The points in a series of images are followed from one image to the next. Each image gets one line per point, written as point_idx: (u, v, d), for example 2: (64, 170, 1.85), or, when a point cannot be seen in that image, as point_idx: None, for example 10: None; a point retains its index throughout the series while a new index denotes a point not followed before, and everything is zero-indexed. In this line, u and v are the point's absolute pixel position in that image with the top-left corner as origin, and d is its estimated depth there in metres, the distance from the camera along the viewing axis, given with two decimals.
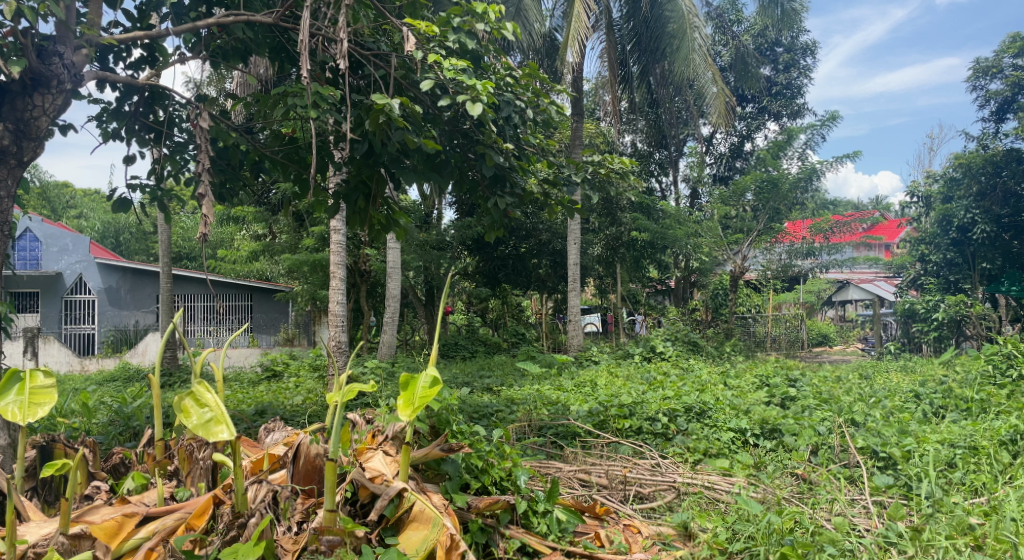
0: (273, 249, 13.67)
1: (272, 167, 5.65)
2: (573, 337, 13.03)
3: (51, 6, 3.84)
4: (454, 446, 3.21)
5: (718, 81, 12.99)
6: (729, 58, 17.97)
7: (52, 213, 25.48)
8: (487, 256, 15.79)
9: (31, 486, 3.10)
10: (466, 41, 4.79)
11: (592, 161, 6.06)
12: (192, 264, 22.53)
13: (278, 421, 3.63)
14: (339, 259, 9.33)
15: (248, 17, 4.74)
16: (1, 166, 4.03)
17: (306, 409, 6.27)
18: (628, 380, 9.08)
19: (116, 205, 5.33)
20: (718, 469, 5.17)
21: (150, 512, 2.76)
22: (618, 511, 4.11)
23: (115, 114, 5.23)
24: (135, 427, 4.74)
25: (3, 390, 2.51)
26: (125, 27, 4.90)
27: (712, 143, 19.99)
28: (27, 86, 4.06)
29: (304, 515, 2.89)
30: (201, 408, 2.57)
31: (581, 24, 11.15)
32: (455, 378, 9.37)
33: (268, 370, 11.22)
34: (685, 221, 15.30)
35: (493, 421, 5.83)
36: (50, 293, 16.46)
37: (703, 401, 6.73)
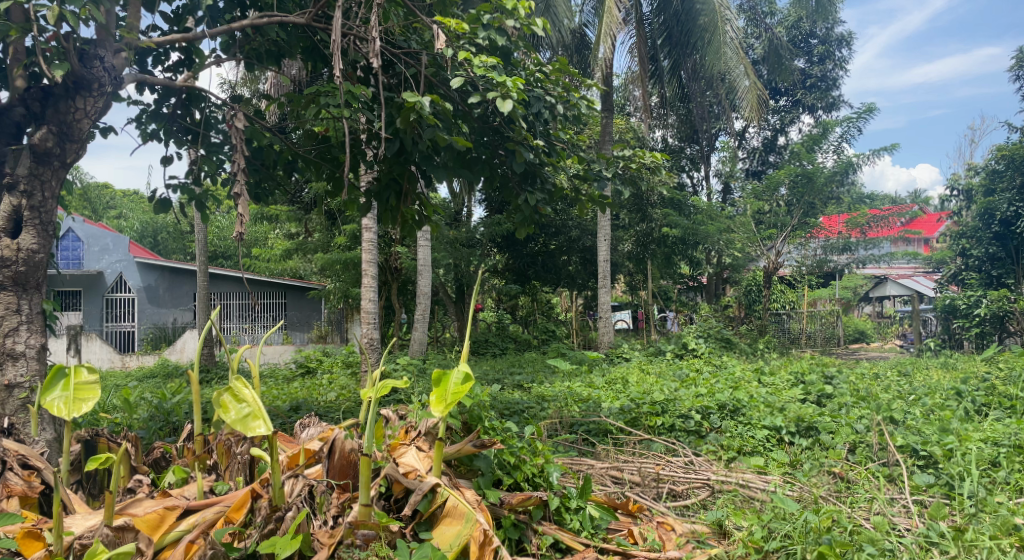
0: (306, 248, 13.85)
1: (306, 167, 5.73)
2: (604, 333, 12.98)
3: (92, 10, 3.92)
4: (486, 441, 3.22)
5: (751, 75, 12.84)
6: (762, 51, 17.75)
7: (93, 213, 26.20)
8: (518, 254, 15.81)
9: (76, 479, 3.20)
10: (496, 38, 4.81)
11: (624, 156, 6.02)
12: (227, 263, 22.94)
13: (314, 416, 3.66)
14: (371, 257, 9.43)
15: (282, 18, 4.80)
16: (46, 167, 4.13)
17: (340, 405, 6.35)
18: (660, 377, 9.02)
19: (156, 205, 5.45)
20: (753, 466, 5.12)
21: (190, 505, 2.82)
22: (651, 509, 4.10)
23: (154, 115, 5.34)
24: (175, 422, 4.91)
25: (49, 386, 2.58)
26: (163, 31, 5.00)
27: (745, 137, 19.77)
28: (69, 89, 4.17)
29: (339, 509, 2.92)
30: (238, 403, 2.62)
31: (613, 19, 11.12)
32: (486, 375, 9.41)
33: (302, 367, 11.35)
34: (717, 216, 15.18)
35: (524, 418, 5.84)
36: (91, 291, 16.71)
37: (736, 399, 6.67)
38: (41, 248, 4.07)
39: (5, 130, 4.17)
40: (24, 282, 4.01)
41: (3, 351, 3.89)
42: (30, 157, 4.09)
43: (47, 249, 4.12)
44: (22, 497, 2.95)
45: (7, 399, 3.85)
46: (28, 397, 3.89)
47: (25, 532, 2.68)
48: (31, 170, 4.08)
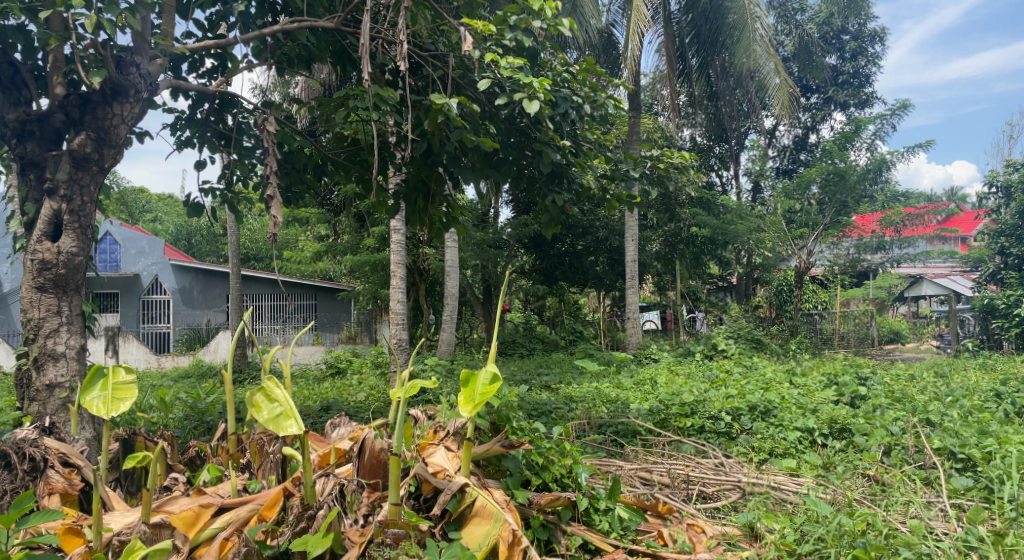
0: (335, 250, 14.01)
1: (335, 170, 5.80)
2: (632, 334, 12.90)
3: (128, 18, 4.00)
4: (514, 442, 3.23)
5: (782, 72, 12.69)
6: (792, 48, 17.53)
7: (130, 217, 26.83)
8: (545, 254, 15.81)
9: (114, 478, 3.28)
10: (522, 39, 4.81)
11: (652, 155, 5.97)
12: (259, 264, 23.28)
13: (344, 416, 3.70)
14: (399, 258, 9.50)
15: (312, 23, 4.86)
16: (84, 172, 4.23)
17: (370, 405, 6.41)
18: (689, 378, 8.95)
19: (190, 209, 5.56)
20: (786, 469, 5.06)
21: (225, 503, 2.86)
22: (681, 511, 4.06)
23: (188, 121, 5.44)
24: (208, 422, 4.98)
25: (89, 385, 2.64)
26: (197, 37, 5.09)
27: (776, 135, 19.53)
28: (107, 95, 4.26)
29: (370, 508, 2.95)
30: (271, 403, 2.66)
31: (641, 18, 11.07)
32: (514, 376, 9.41)
33: (332, 368, 11.47)
34: (747, 216, 14.98)
35: (551, 419, 5.84)
36: (128, 294, 17.11)
37: (768, 400, 6.59)
38: (80, 251, 4.17)
39: (45, 135, 4.29)
40: (64, 284, 4.11)
41: (45, 352, 4.02)
42: (70, 163, 4.19)
43: (86, 253, 4.23)
44: (63, 494, 3.03)
45: (49, 398, 4.00)
46: (69, 396, 4.02)
47: (66, 529, 2.75)
48: (71, 175, 4.19)
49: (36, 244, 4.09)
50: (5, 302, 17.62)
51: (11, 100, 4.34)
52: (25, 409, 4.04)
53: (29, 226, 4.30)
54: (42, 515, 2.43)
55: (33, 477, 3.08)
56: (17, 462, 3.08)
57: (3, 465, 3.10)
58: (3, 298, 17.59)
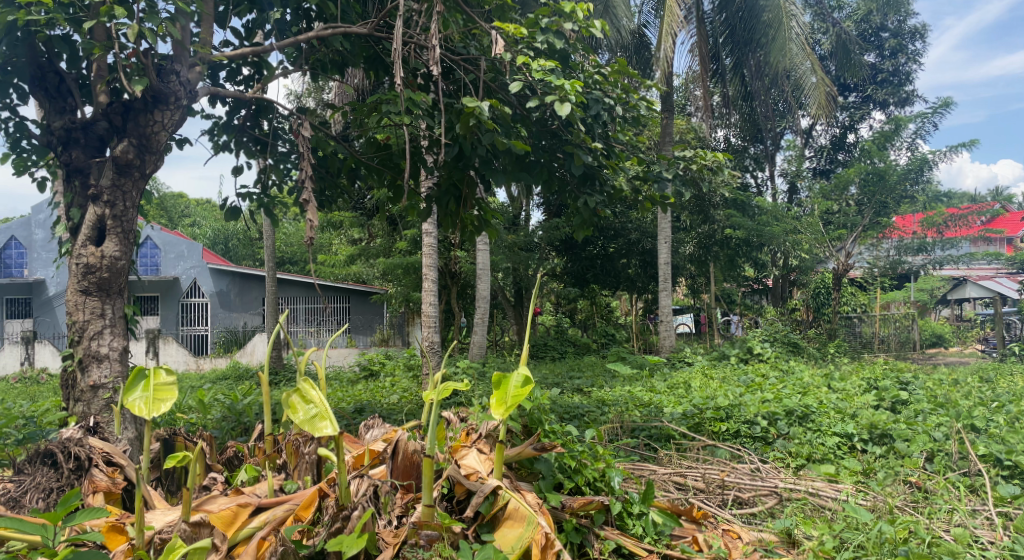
0: (369, 253, 14.16)
1: (368, 174, 5.85)
2: (665, 337, 12.78)
3: (168, 26, 4.09)
4: (546, 445, 3.23)
5: (818, 71, 12.53)
6: (829, 46, 17.25)
7: (170, 221, 27.45)
8: (576, 257, 15.78)
9: (155, 477, 3.36)
10: (554, 41, 4.81)
11: (685, 156, 5.91)
12: (294, 268, 23.61)
13: (378, 417, 3.73)
14: (431, 261, 9.54)
15: (346, 29, 4.92)
16: (127, 178, 4.33)
17: (402, 408, 6.46)
18: (724, 382, 8.84)
19: (228, 213, 5.67)
20: (823, 474, 4.97)
21: (262, 502, 2.90)
22: (716, 516, 4.01)
23: (226, 127, 5.54)
24: (246, 423, 5.07)
25: (131, 386, 2.66)
26: (235, 46, 5.18)
27: (812, 135, 19.23)
28: (148, 103, 4.36)
29: (403, 509, 2.97)
30: (307, 404, 2.69)
31: (674, 18, 11.01)
32: (546, 379, 9.40)
33: (366, 370, 11.58)
34: (783, 217, 14.73)
35: (584, 422, 5.83)
36: (168, 297, 17.63)
37: (805, 405, 6.49)
38: (122, 255, 4.26)
39: (89, 142, 4.41)
40: (108, 287, 4.22)
41: (89, 353, 4.12)
42: (113, 169, 4.29)
43: (129, 256, 4.32)
44: (107, 492, 3.06)
45: (93, 399, 4.10)
46: (111, 397, 4.12)
47: (110, 526, 2.82)
48: (114, 181, 4.29)
49: (81, 249, 4.21)
50: (51, 305, 18.17)
51: (56, 108, 4.46)
52: (70, 409, 4.15)
53: (74, 232, 4.42)
54: (86, 512, 2.48)
55: (77, 476, 3.18)
56: (63, 461, 3.19)
57: (51, 464, 3.25)
58: (50, 302, 18.14)
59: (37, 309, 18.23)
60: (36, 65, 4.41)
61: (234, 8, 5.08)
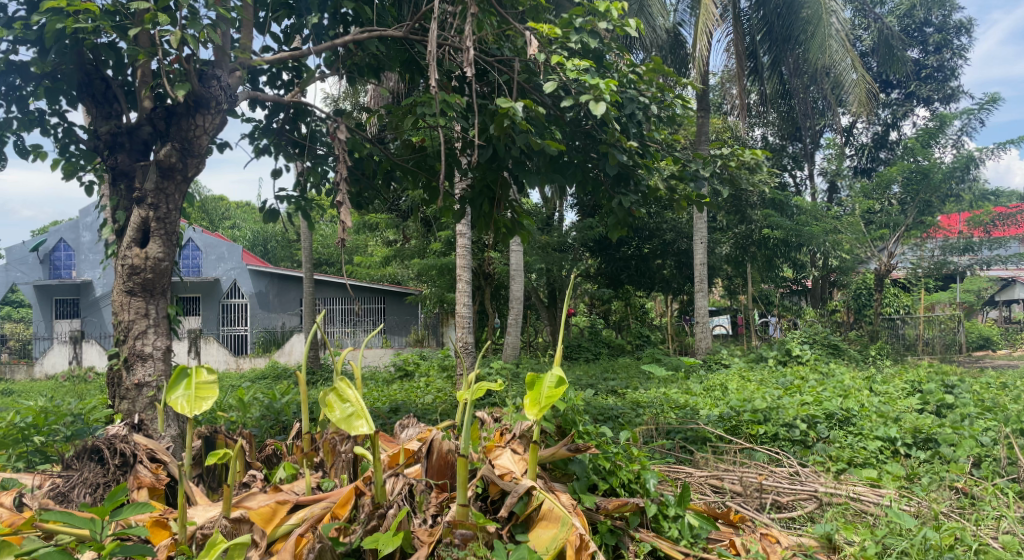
0: (404, 254, 14.28)
1: (403, 176, 5.91)
2: (701, 338, 12.64)
3: (210, 32, 4.17)
4: (581, 446, 3.22)
5: (859, 68, 12.25)
6: (871, 42, 16.91)
7: (211, 224, 28.01)
8: (611, 258, 15.71)
9: (197, 473, 3.44)
10: (588, 41, 4.80)
11: (721, 155, 5.84)
12: (330, 269, 23.92)
13: (412, 417, 3.76)
14: (465, 262, 9.58)
15: (381, 32, 4.98)
16: (170, 181, 4.43)
17: (437, 407, 6.51)
18: (762, 384, 8.73)
19: (267, 215, 5.77)
20: (865, 479, 4.87)
21: (300, 500, 2.94)
22: (754, 520, 3.95)
23: (265, 130, 5.64)
24: (284, 422, 5.20)
25: (173, 384, 2.68)
26: (274, 51, 5.27)
27: (853, 133, 18.84)
28: (190, 108, 4.46)
29: (438, 508, 2.98)
30: (343, 403, 2.72)
31: (709, 16, 10.90)
32: (581, 380, 9.38)
33: (401, 370, 11.67)
34: (823, 217, 14.45)
35: (619, 424, 5.80)
36: (209, 297, 17.95)
37: (846, 408, 6.37)
38: (166, 256, 4.37)
39: (134, 146, 4.52)
40: (152, 287, 4.33)
41: (134, 353, 4.23)
42: (156, 172, 4.40)
43: (172, 257, 4.42)
44: (151, 488, 3.15)
45: (137, 396, 4.20)
46: (155, 395, 4.21)
47: (154, 521, 2.88)
48: (157, 185, 4.40)
49: (127, 250, 4.33)
50: (98, 306, 18.65)
51: (103, 114, 4.58)
52: (116, 406, 4.27)
53: (119, 234, 4.54)
54: (132, 508, 2.53)
55: (124, 472, 3.27)
56: (109, 457, 3.28)
57: (97, 460, 3.32)
58: (97, 302, 18.62)
59: (84, 309, 18.74)
60: (84, 72, 4.52)
61: (273, 14, 5.17)
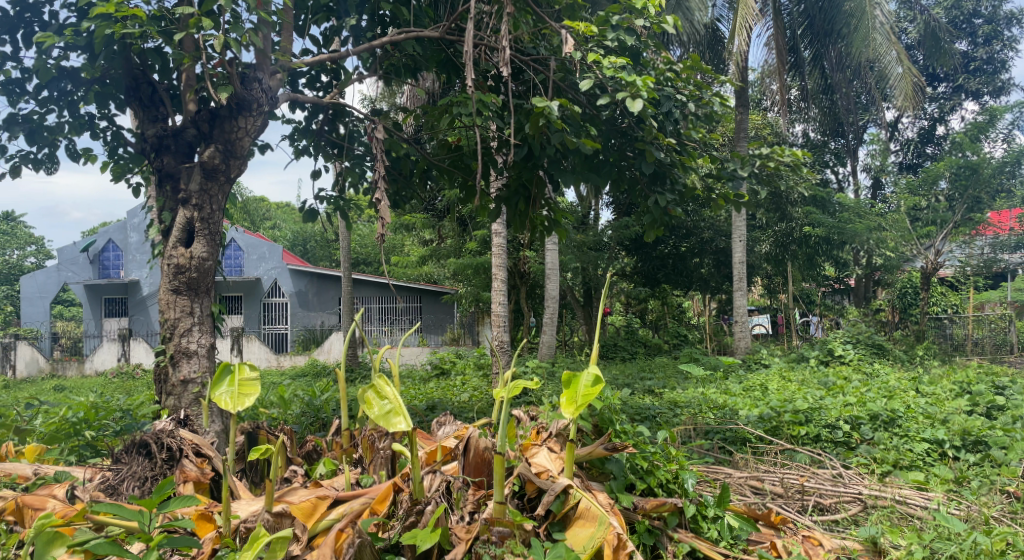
0: (440, 253, 14.38)
1: (439, 175, 5.95)
2: (740, 338, 12.48)
3: (251, 36, 4.24)
4: (618, 445, 3.19)
5: (905, 61, 11.94)
6: (917, 35, 16.48)
7: (252, 225, 28.55)
8: (647, 256, 15.58)
9: (240, 468, 3.52)
10: (625, 38, 4.78)
11: (761, 154, 5.75)
12: (368, 268, 24.19)
13: (449, 415, 3.78)
14: (501, 261, 9.60)
15: (418, 33, 5.02)
16: (213, 182, 4.54)
17: (474, 406, 6.54)
18: (803, 384, 8.59)
19: (307, 215, 5.87)
20: (912, 482, 4.76)
21: (340, 496, 2.96)
22: (796, 522, 3.89)
23: (305, 131, 5.73)
24: (323, 419, 5.28)
25: (217, 381, 2.70)
26: (314, 53, 5.35)
27: (898, 128, 18.41)
28: (233, 110, 4.56)
29: (475, 506, 2.98)
30: (381, 400, 2.74)
31: (748, 11, 10.73)
32: (617, 379, 9.33)
33: (437, 368, 11.74)
34: (867, 213, 14.10)
35: (656, 424, 5.77)
36: (251, 296, 18.31)
37: (891, 409, 6.25)
38: (210, 256, 4.47)
39: (179, 148, 4.63)
40: (197, 286, 4.43)
41: (180, 350, 4.34)
42: (201, 174, 4.51)
43: (215, 257, 4.52)
44: (197, 482, 3.25)
45: (183, 393, 4.30)
46: (200, 391, 4.31)
47: (199, 514, 2.94)
48: (202, 186, 4.51)
49: (172, 250, 4.43)
50: (145, 304, 19.18)
51: (150, 117, 4.70)
52: (162, 402, 4.37)
53: (164, 234, 4.64)
54: (179, 501, 2.59)
55: (170, 466, 3.33)
56: (156, 451, 3.33)
57: (145, 454, 3.38)
58: (144, 301, 19.15)
59: (132, 307, 19.28)
60: (132, 76, 4.64)
61: (312, 17, 5.24)
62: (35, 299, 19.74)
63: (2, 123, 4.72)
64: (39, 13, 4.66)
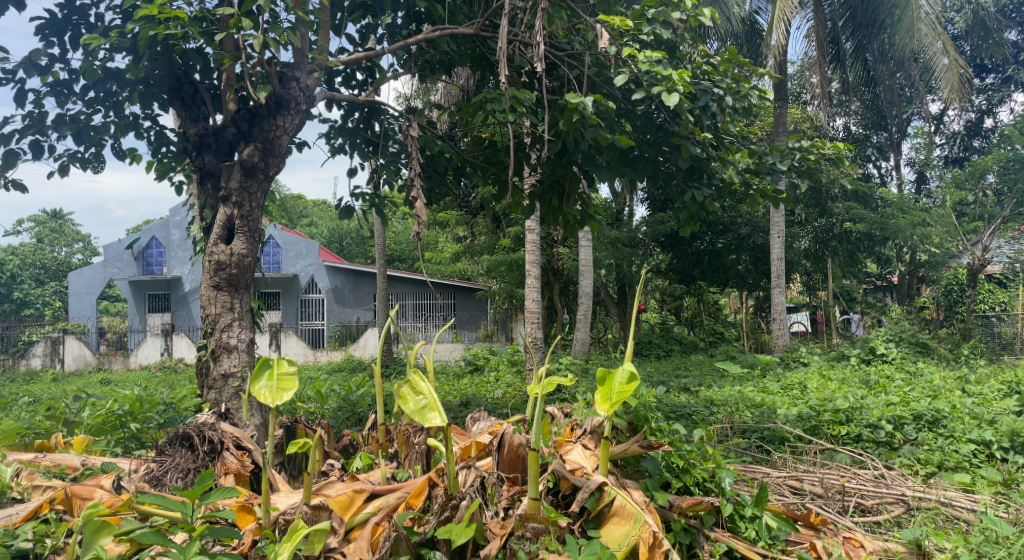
0: (473, 250, 14.43)
1: (473, 171, 5.97)
2: (778, 336, 12.29)
3: (290, 35, 4.29)
4: (653, 443, 3.15)
5: (951, 51, 11.59)
6: (964, 25, 16.02)
7: (289, 222, 29.01)
8: (682, 253, 15.39)
9: (280, 461, 3.59)
10: (661, 32, 4.72)
11: (801, 147, 5.62)
12: (403, 265, 24.38)
13: (483, 411, 3.80)
14: (534, 258, 9.59)
15: (453, 30, 5.04)
16: (253, 180, 4.60)
17: (508, 402, 6.55)
18: (844, 383, 8.41)
19: (342, 213, 5.93)
20: (957, 484, 4.64)
21: (376, 489, 3.00)
22: (837, 523, 3.82)
23: (341, 130, 5.79)
24: (360, 414, 5.33)
25: (256, 375, 2.73)
26: (350, 52, 5.40)
27: (944, 121, 17.94)
28: (272, 109, 4.63)
29: (510, 502, 2.98)
30: (416, 395, 2.76)
31: (786, 3, 10.55)
32: (652, 377, 9.25)
33: (471, 365, 11.80)
34: (912, 208, 13.70)
35: (692, 422, 5.72)
36: (289, 293, 18.54)
37: (936, 409, 6.09)
38: (249, 252, 4.55)
39: (220, 147, 4.72)
40: (236, 283, 4.51)
41: (221, 345, 4.42)
42: (241, 172, 4.58)
43: (254, 254, 4.60)
44: (237, 474, 3.31)
45: (224, 387, 4.40)
46: (240, 386, 4.39)
47: (240, 506, 2.99)
48: (241, 183, 4.58)
49: (213, 246, 4.51)
50: (186, 300, 19.66)
51: (192, 116, 4.80)
52: (204, 396, 4.47)
53: (206, 231, 4.74)
54: (220, 492, 2.63)
55: (211, 458, 3.41)
56: (199, 443, 3.45)
57: (187, 446, 3.47)
58: (185, 297, 19.60)
59: (174, 303, 19.77)
60: (174, 77, 4.74)
61: (349, 15, 5.30)
62: (83, 295, 20.20)
63: (51, 123, 4.86)
64: (86, 16, 4.78)
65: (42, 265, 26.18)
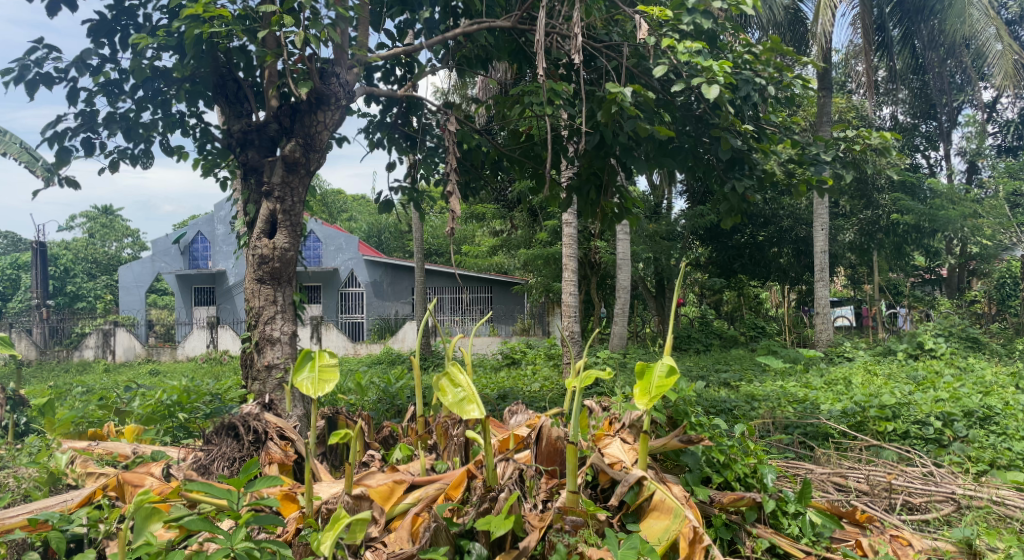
0: (510, 244, 14.43)
1: (510, 165, 5.97)
2: (821, 330, 12.04)
3: (330, 31, 4.33)
4: (693, 437, 3.13)
5: (1005, 37, 11.23)
6: (1019, 10, 15.48)
7: (330, 217, 29.46)
8: (722, 246, 15.19)
9: (321, 451, 3.65)
10: (702, 21, 4.55)
11: (846, 137, 5.46)
12: (440, 259, 24.55)
13: (521, 404, 3.81)
14: (571, 251, 9.55)
15: (490, 23, 5.03)
16: (295, 175, 4.67)
17: (546, 395, 6.56)
18: (890, 379, 8.22)
19: (381, 207, 6.00)
20: (1010, 483, 4.49)
21: (415, 480, 3.04)
22: (883, 521, 3.73)
23: (379, 124, 5.84)
24: (399, 406, 5.40)
25: (299, 366, 2.75)
26: (389, 47, 5.44)
27: (997, 109, 17.36)
28: (313, 105, 4.69)
29: (548, 494, 2.99)
30: (455, 388, 2.78)
31: None
32: (692, 371, 9.15)
33: (508, 358, 11.82)
34: (961, 199, 13.28)
35: (733, 418, 5.65)
36: (329, 286, 18.80)
37: (988, 405, 5.92)
38: (291, 246, 4.62)
39: (262, 142, 4.79)
40: (279, 276, 4.60)
41: (264, 337, 4.51)
42: (283, 167, 4.64)
43: (297, 248, 4.67)
44: (281, 463, 3.40)
45: (267, 378, 4.49)
46: (283, 377, 4.48)
47: (284, 494, 3.07)
48: (284, 178, 4.64)
49: (257, 241, 4.60)
50: (231, 293, 20.09)
51: (235, 113, 4.92)
52: (249, 387, 4.57)
53: (250, 225, 4.84)
54: (264, 480, 2.66)
55: (256, 447, 3.47)
56: (244, 433, 3.49)
57: (233, 436, 3.53)
58: (230, 290, 20.01)
59: (219, 296, 20.21)
60: (219, 74, 4.85)
61: (388, 10, 5.33)
62: (132, 288, 20.60)
63: (101, 121, 4.99)
64: (134, 17, 4.90)
65: (94, 259, 26.97)
